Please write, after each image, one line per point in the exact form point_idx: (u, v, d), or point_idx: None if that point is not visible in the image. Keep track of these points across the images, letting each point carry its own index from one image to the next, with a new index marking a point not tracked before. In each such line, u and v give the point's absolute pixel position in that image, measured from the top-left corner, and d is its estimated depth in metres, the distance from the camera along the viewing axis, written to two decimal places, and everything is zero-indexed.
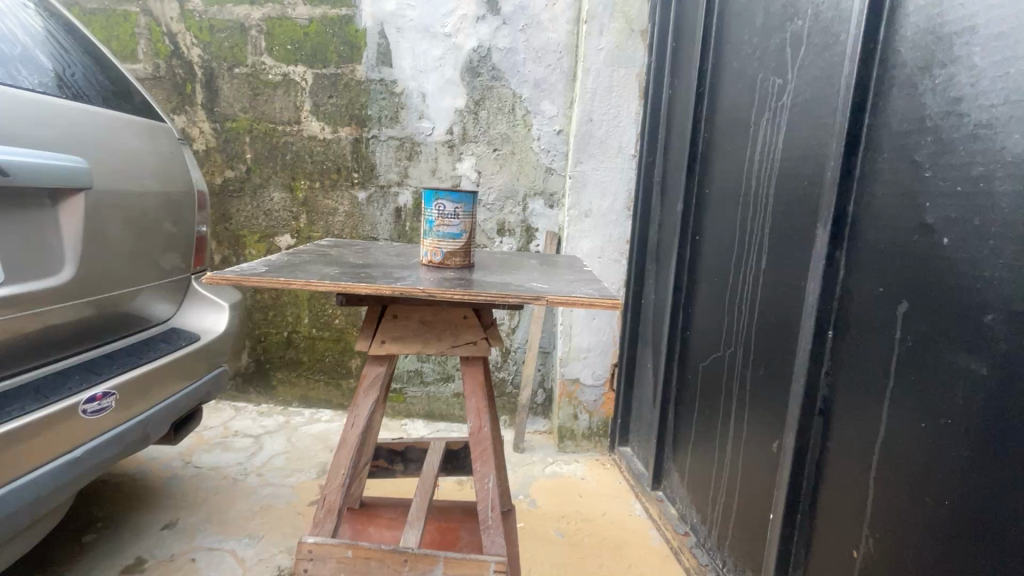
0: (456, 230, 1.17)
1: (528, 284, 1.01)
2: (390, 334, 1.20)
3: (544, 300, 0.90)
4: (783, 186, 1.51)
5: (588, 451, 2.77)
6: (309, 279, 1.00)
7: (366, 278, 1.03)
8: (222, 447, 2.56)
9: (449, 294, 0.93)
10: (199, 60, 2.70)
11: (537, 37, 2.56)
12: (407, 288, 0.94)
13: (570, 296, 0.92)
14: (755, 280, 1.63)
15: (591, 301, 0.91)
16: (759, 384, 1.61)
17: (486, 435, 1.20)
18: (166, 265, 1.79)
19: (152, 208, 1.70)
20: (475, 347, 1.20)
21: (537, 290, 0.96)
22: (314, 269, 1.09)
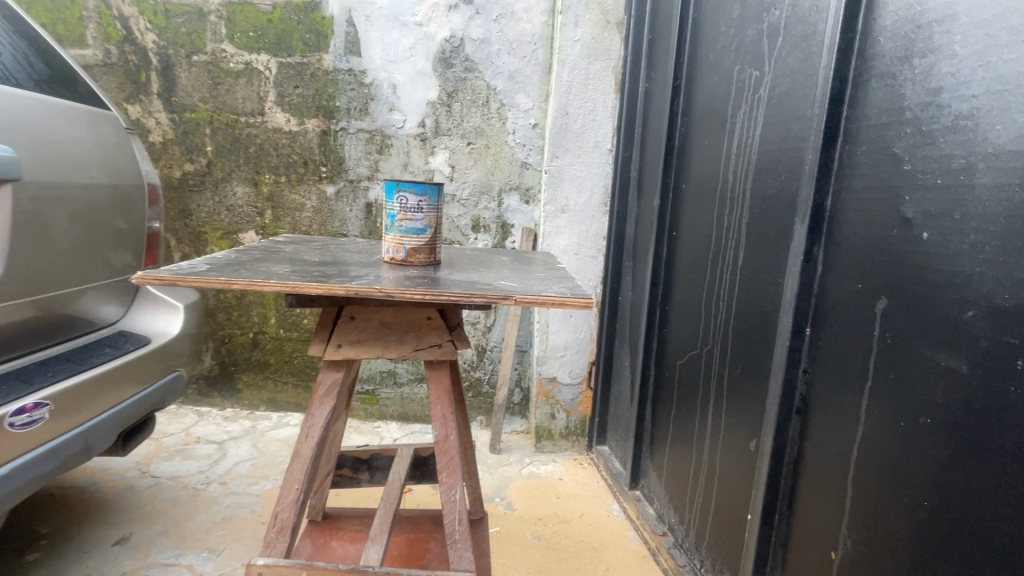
0: (420, 226, 1.10)
1: (497, 283, 0.95)
2: (348, 338, 1.13)
3: (513, 300, 0.84)
4: (760, 181, 1.47)
5: (565, 451, 2.72)
6: (258, 278, 0.92)
7: (321, 276, 0.95)
8: (182, 455, 2.43)
9: (408, 294, 0.86)
10: (154, 47, 2.55)
11: (511, 28, 2.49)
12: (362, 288, 0.86)
13: (541, 294, 0.86)
14: (732, 277, 1.60)
15: (562, 300, 0.85)
16: (735, 382, 1.58)
17: (453, 444, 1.13)
18: (116, 263, 1.68)
19: (97, 202, 1.58)
20: (440, 349, 1.14)
21: (505, 289, 0.90)
22: (265, 267, 1.01)
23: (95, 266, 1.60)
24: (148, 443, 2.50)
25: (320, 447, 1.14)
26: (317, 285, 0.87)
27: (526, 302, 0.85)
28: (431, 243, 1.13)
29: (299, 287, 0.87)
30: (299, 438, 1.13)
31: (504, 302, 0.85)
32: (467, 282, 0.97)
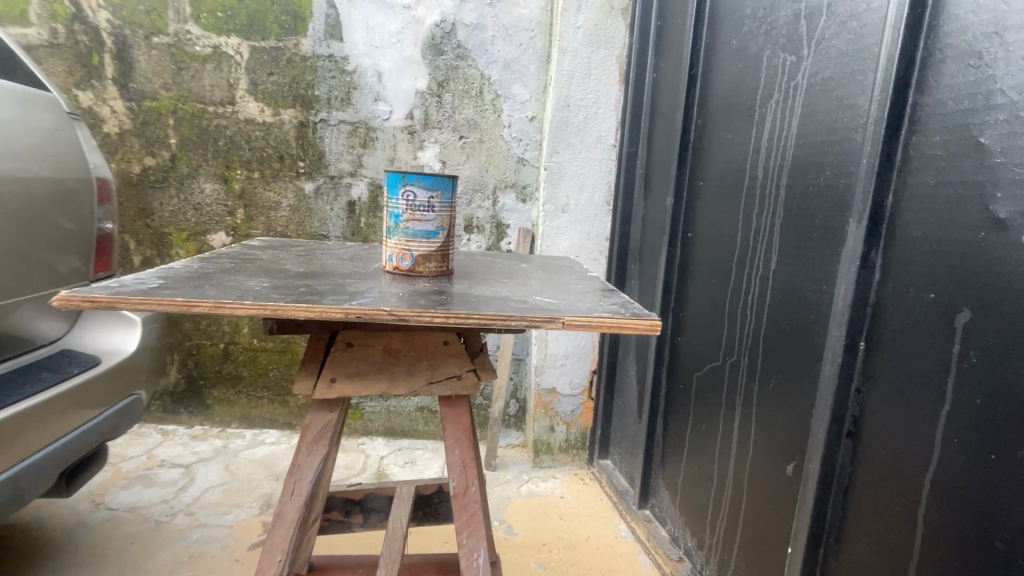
0: (432, 229, 0.95)
1: (533, 299, 0.77)
2: (344, 372, 1.01)
3: (563, 323, 0.66)
4: (798, 177, 1.33)
5: (565, 465, 2.55)
6: (229, 295, 0.72)
7: (310, 292, 0.76)
8: (143, 482, 2.18)
9: (425, 316, 0.67)
10: (108, 26, 2.28)
11: (506, 14, 2.31)
12: (366, 308, 0.67)
13: (597, 315, 0.68)
14: (762, 283, 1.45)
15: (626, 322, 0.67)
16: (767, 399, 1.43)
17: (474, 499, 1.03)
18: (56, 272, 1.42)
19: (32, 199, 1.32)
20: (459, 382, 1.03)
21: (548, 308, 0.71)
22: (238, 280, 0.81)
23: (30, 276, 1.34)
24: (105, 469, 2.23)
25: (308, 506, 1.01)
26: (310, 305, 0.67)
27: (578, 325, 0.67)
28: (443, 249, 0.99)
29: (285, 307, 0.67)
30: (285, 495, 1.02)
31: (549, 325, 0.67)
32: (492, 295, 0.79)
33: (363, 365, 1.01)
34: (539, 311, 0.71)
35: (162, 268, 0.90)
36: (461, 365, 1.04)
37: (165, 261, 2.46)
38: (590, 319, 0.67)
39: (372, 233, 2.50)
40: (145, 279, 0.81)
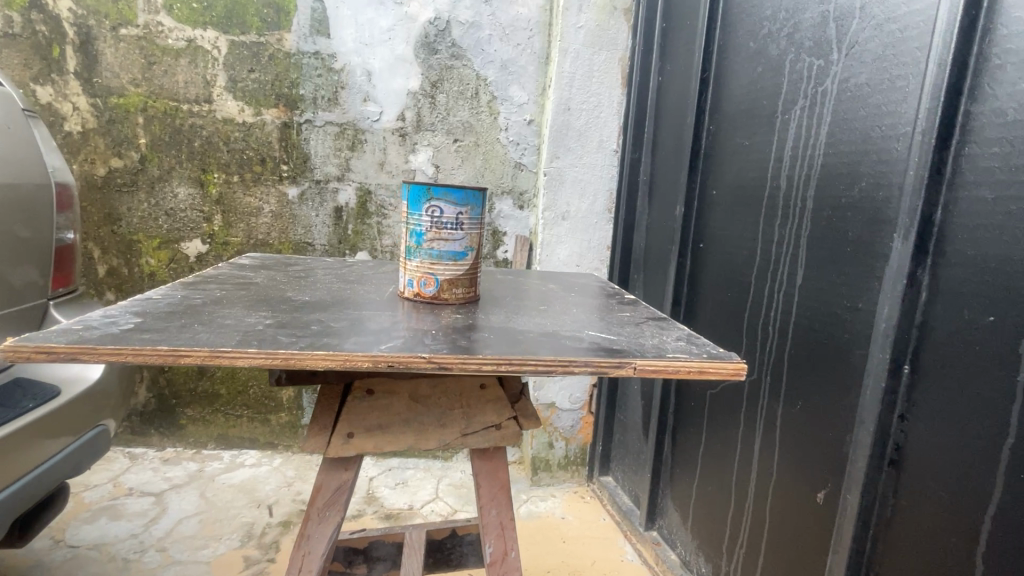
0: (460, 249, 0.94)
1: (586, 335, 0.75)
2: (362, 425, 0.98)
3: (633, 368, 0.65)
4: (827, 188, 1.26)
5: (563, 483, 2.45)
6: (228, 339, 0.60)
7: (325, 333, 0.65)
8: (110, 514, 1.99)
9: (477, 360, 0.62)
10: (71, 16, 2.08)
11: (503, 12, 2.21)
12: (403, 354, 0.60)
13: (663, 357, 0.67)
14: (787, 299, 1.38)
15: (696, 364, 0.67)
16: (793, 422, 1.35)
17: (513, 566, 1.05)
18: (8, 289, 1.24)
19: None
20: (498, 432, 1.03)
21: (607, 347, 0.69)
22: (233, 315, 0.69)
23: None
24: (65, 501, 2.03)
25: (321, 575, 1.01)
26: (330, 353, 0.59)
27: (650, 370, 0.66)
28: (471, 271, 0.97)
29: (301, 354, 0.58)
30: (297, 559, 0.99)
31: (622, 370, 0.65)
32: (533, 340, 0.71)
33: (386, 414, 0.99)
34: (605, 354, 0.67)
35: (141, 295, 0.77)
36: (499, 414, 1.03)
37: (135, 271, 2.27)
38: (664, 365, 0.66)
39: (360, 241, 2.35)
40: (117, 312, 0.68)
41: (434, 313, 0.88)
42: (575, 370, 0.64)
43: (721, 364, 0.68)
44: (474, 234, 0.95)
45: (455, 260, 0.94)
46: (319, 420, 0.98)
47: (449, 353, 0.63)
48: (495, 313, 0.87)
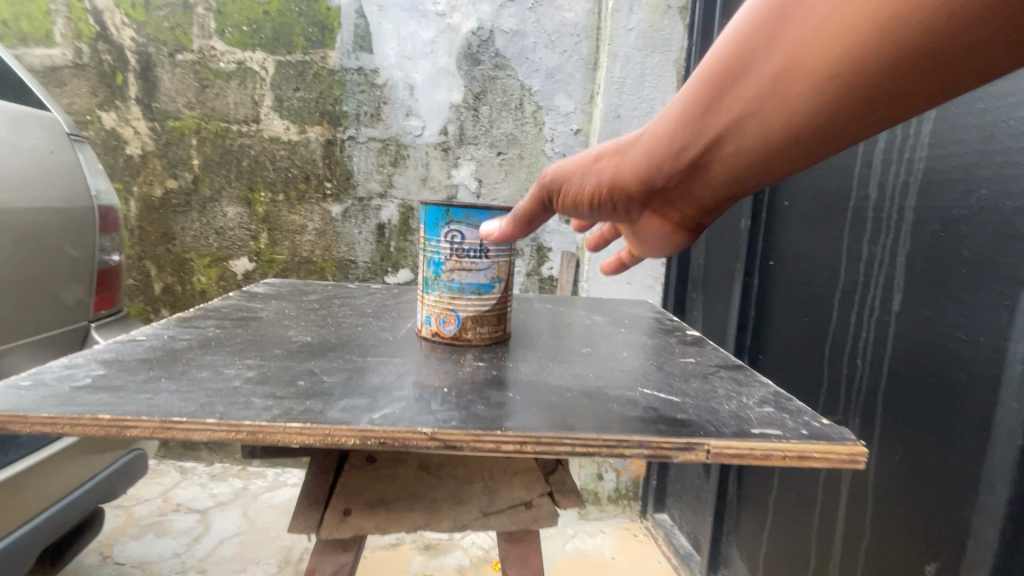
0: (488, 282, 0.89)
1: (646, 398, 0.66)
2: (360, 500, 0.90)
3: (709, 452, 0.54)
4: (932, 197, 1.05)
5: (614, 518, 2.25)
6: (194, 400, 0.54)
7: (317, 392, 0.58)
8: (156, 532, 2.00)
9: (496, 437, 0.52)
10: (132, 44, 2.15)
11: (549, 18, 2.11)
12: (402, 429, 0.52)
13: (747, 437, 0.55)
14: (882, 329, 1.16)
15: (792, 450, 0.55)
16: (890, 476, 1.13)
17: None
18: (58, 310, 1.25)
19: (34, 231, 1.18)
20: (527, 510, 0.93)
21: (671, 421, 0.59)
22: (216, 365, 0.64)
23: (28, 318, 1.18)
24: (117, 515, 2.07)
25: None
26: (311, 426, 0.51)
27: (730, 454, 0.54)
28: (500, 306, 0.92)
29: (269, 428, 0.50)
30: None
31: (695, 454, 0.54)
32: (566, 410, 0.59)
33: (390, 488, 0.92)
34: (665, 432, 0.56)
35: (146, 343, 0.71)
36: (527, 490, 0.95)
37: (187, 289, 2.31)
38: (750, 448, 0.54)
39: (402, 258, 2.30)
40: (82, 362, 0.63)
41: (451, 361, 0.77)
42: (629, 453, 0.53)
43: (832, 450, 0.55)
44: (501, 266, 0.90)
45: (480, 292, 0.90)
46: (315, 496, 0.93)
47: (456, 425, 0.53)
48: (524, 363, 0.78)
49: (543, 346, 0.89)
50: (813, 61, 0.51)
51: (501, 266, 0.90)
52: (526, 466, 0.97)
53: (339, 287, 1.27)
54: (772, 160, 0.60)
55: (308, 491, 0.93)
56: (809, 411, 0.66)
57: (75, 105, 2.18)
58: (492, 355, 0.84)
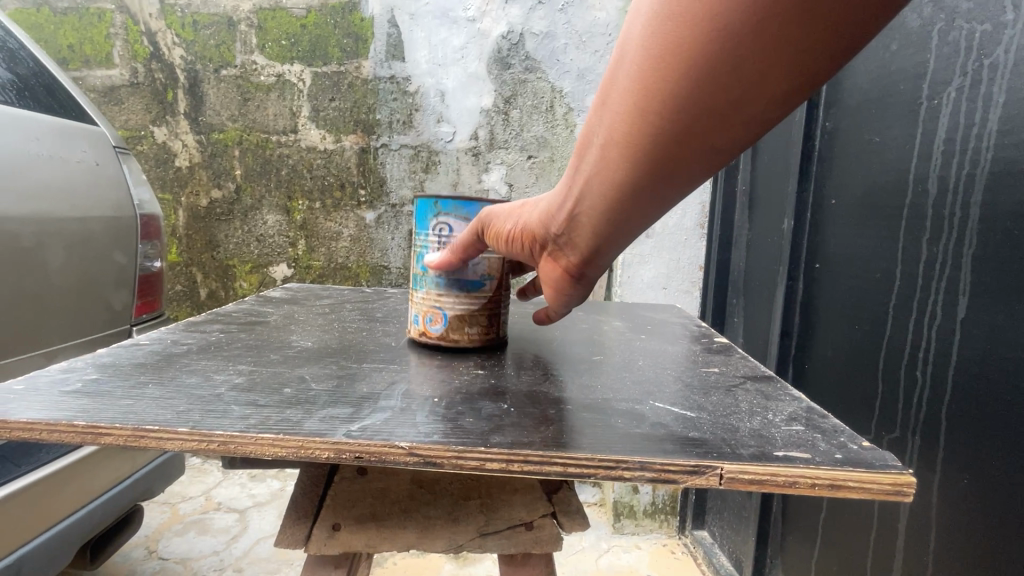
0: (477, 279, 0.88)
1: (659, 415, 0.61)
2: (349, 516, 0.85)
3: (723, 475, 0.49)
4: (1003, 190, 0.94)
5: (650, 533, 2.15)
6: (171, 407, 0.57)
7: (298, 401, 0.61)
8: (198, 529, 2.06)
9: (478, 454, 0.51)
10: (182, 62, 2.25)
11: (581, 18, 2.06)
12: (378, 444, 0.52)
13: (774, 460, 0.51)
14: (945, 337, 1.05)
15: (827, 477, 0.49)
16: (959, 502, 1.02)
17: None
18: (106, 311, 1.30)
19: (85, 238, 1.24)
20: (527, 531, 0.89)
21: (689, 442, 0.54)
22: (204, 373, 0.69)
23: (80, 318, 1.23)
24: (163, 512, 2.15)
25: None
26: (282, 438, 0.51)
27: (746, 479, 0.49)
28: (490, 307, 0.91)
29: (240, 439, 0.51)
30: None
31: (706, 478, 0.50)
32: (556, 426, 0.57)
33: (380, 504, 0.86)
34: (673, 452, 0.52)
35: (164, 367, 0.72)
36: (528, 512, 0.90)
37: (230, 294, 2.40)
38: (770, 474, 0.49)
39: None
40: (79, 367, 0.69)
41: (451, 372, 0.75)
42: (629, 475, 0.50)
43: (870, 479, 0.49)
44: (491, 264, 0.89)
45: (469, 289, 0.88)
46: (304, 509, 0.89)
47: (438, 440, 0.53)
48: (528, 372, 0.76)
49: (552, 354, 0.86)
50: (628, 111, 0.52)
51: (491, 263, 0.89)
52: (526, 484, 0.92)
53: (358, 293, 1.28)
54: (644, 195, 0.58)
55: (296, 506, 0.89)
56: (847, 428, 0.60)
57: (131, 121, 2.31)
58: (495, 363, 0.80)
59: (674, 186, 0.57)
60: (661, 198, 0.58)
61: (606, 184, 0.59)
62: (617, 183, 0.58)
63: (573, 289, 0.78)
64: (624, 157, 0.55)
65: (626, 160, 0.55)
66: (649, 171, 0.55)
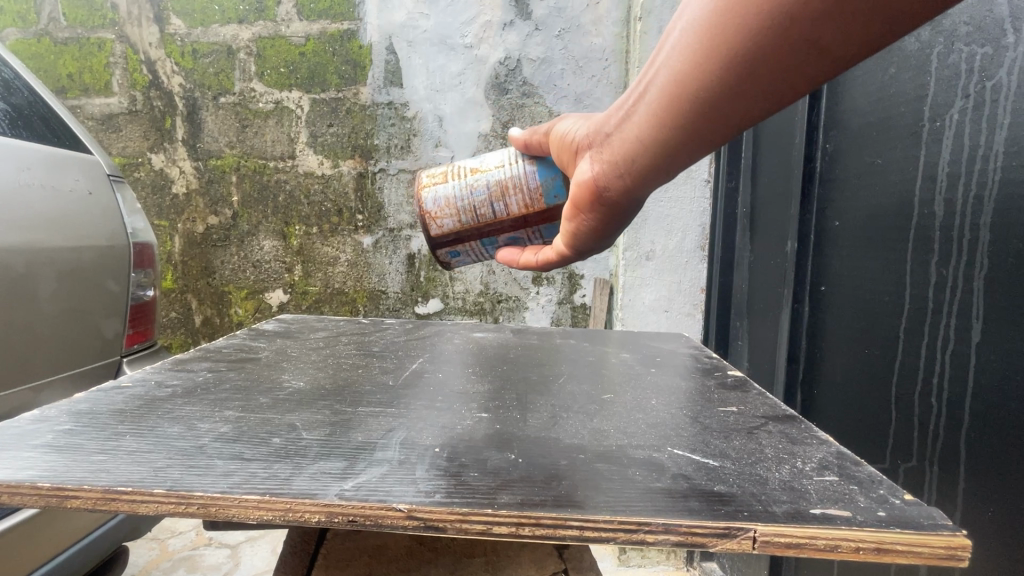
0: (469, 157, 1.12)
1: (673, 465, 0.58)
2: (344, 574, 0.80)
3: (755, 535, 0.46)
4: (1012, 214, 0.93)
5: (658, 565, 1.95)
6: (149, 463, 0.54)
7: (287, 454, 0.57)
8: (186, 567, 1.86)
9: (484, 517, 0.48)
10: (180, 90, 2.25)
11: (577, 45, 2.09)
12: (374, 507, 0.48)
13: (810, 519, 0.48)
14: (959, 363, 1.02)
15: (871, 537, 0.46)
16: (984, 539, 0.97)
17: None
18: (98, 342, 1.26)
19: (77, 267, 1.21)
20: None
21: (713, 500, 0.51)
22: (189, 420, 0.66)
23: (71, 353, 1.19)
24: (151, 548, 1.97)
25: None
26: (268, 500, 0.48)
27: (782, 542, 0.46)
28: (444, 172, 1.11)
29: (222, 501, 0.49)
30: None
31: (737, 542, 0.47)
32: (567, 481, 0.54)
33: (376, 562, 0.82)
34: (698, 511, 0.49)
35: (147, 413, 0.68)
36: (538, 569, 0.84)
37: (225, 320, 2.35)
38: (809, 537, 0.46)
39: (432, 288, 2.28)
40: (53, 416, 0.66)
41: (451, 415, 0.71)
42: (651, 539, 0.47)
43: (920, 542, 0.46)
44: (492, 157, 1.10)
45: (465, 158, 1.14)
46: (293, 567, 0.81)
47: (439, 501, 0.49)
48: (534, 414, 0.72)
49: (558, 392, 0.82)
50: (684, 54, 0.58)
51: (495, 156, 1.10)
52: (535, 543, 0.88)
53: (354, 325, 1.25)
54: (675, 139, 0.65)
55: (285, 565, 0.81)
56: (884, 479, 0.56)
57: (128, 148, 2.29)
58: (498, 403, 0.77)
59: (699, 136, 0.64)
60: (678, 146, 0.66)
61: (646, 122, 0.67)
62: (660, 126, 0.65)
63: (601, 224, 0.86)
64: (668, 98, 0.62)
65: (667, 102, 0.63)
66: (684, 119, 0.62)
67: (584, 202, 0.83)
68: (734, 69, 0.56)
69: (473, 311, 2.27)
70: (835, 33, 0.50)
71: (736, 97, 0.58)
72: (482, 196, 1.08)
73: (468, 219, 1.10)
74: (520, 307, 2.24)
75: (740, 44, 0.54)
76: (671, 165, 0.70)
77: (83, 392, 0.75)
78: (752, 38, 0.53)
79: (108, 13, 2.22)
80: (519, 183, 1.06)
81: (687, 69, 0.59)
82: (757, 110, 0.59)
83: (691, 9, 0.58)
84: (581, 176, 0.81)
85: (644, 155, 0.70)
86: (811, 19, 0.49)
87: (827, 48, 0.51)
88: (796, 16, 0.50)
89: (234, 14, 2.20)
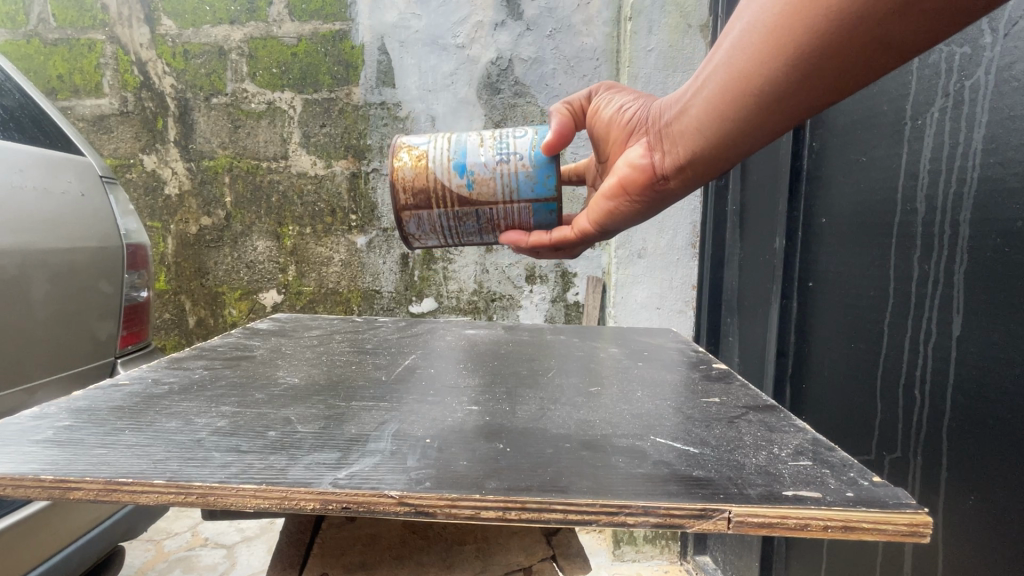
0: (459, 168, 1.07)
1: (657, 453, 0.60)
2: (338, 564, 0.82)
3: (728, 516, 0.48)
4: (991, 209, 0.96)
5: (652, 560, 1.96)
6: (149, 456, 0.56)
7: (283, 446, 0.59)
8: (182, 569, 1.86)
9: (473, 502, 0.49)
10: (172, 91, 2.24)
11: (568, 45, 2.10)
12: (366, 494, 0.50)
13: (780, 502, 0.49)
14: (941, 355, 1.05)
15: (837, 514, 0.48)
16: (963, 523, 1.00)
17: None
18: (91, 343, 1.27)
19: (70, 268, 1.21)
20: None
21: (696, 484, 0.53)
22: (186, 416, 0.67)
23: (65, 355, 1.19)
24: (146, 550, 1.96)
25: None
26: (265, 489, 0.50)
27: (756, 523, 0.48)
28: (430, 184, 1.08)
29: (220, 491, 0.50)
30: None
31: (714, 522, 0.49)
32: (553, 468, 0.55)
33: (370, 551, 0.83)
34: (677, 494, 0.51)
35: (143, 411, 0.68)
36: (527, 555, 0.86)
37: (219, 322, 2.35)
38: (780, 517, 0.48)
39: (426, 287, 2.29)
40: (52, 414, 0.67)
41: (444, 408, 0.73)
42: (631, 522, 0.49)
43: (885, 519, 0.48)
44: (483, 187, 1.07)
45: (450, 168, 1.08)
46: (288, 558, 0.83)
47: (429, 487, 0.51)
48: (523, 406, 0.74)
49: (546, 386, 0.84)
50: (752, 48, 0.66)
51: (484, 188, 1.08)
52: (524, 527, 0.89)
53: (348, 323, 1.26)
54: (735, 127, 0.72)
55: (282, 556, 0.84)
56: (856, 462, 0.59)
57: (120, 150, 2.28)
58: (488, 396, 0.78)
59: (762, 126, 0.70)
60: (738, 134, 0.73)
61: (709, 111, 0.74)
62: (723, 116, 0.72)
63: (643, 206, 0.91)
64: (734, 88, 0.69)
65: (738, 96, 0.69)
66: (748, 110, 0.69)
67: (633, 188, 0.89)
68: (819, 67, 0.62)
69: (467, 309, 2.28)
70: (906, 33, 0.56)
71: (805, 94, 0.65)
72: (468, 228, 1.13)
73: (454, 242, 1.17)
74: (514, 305, 2.26)
75: (822, 48, 0.60)
76: (730, 156, 0.77)
77: (81, 391, 0.76)
78: (820, 36, 0.60)
79: (98, 14, 2.21)
80: (512, 222, 1.12)
81: (757, 62, 0.66)
82: (814, 100, 0.66)
83: (758, 13, 0.65)
84: (632, 160, 0.88)
85: (702, 146, 0.78)
86: (870, 25, 0.57)
87: (894, 47, 0.58)
88: (863, 17, 0.56)
89: (226, 15, 2.20)
